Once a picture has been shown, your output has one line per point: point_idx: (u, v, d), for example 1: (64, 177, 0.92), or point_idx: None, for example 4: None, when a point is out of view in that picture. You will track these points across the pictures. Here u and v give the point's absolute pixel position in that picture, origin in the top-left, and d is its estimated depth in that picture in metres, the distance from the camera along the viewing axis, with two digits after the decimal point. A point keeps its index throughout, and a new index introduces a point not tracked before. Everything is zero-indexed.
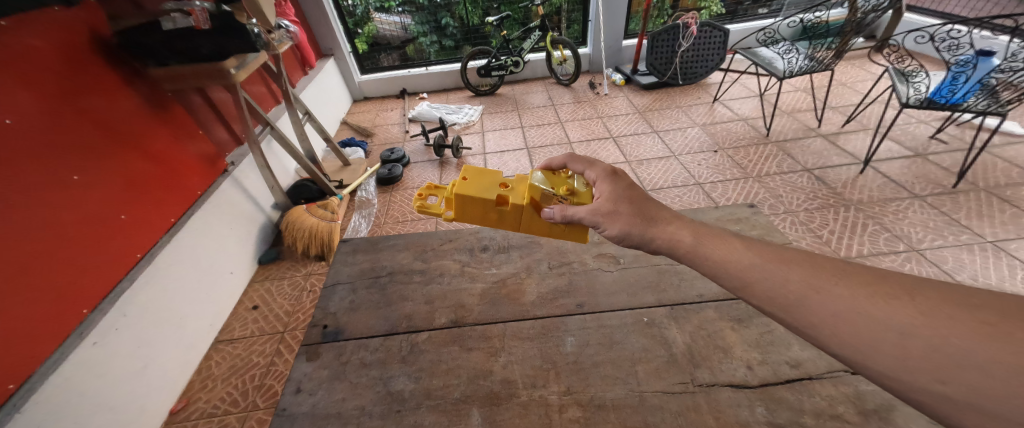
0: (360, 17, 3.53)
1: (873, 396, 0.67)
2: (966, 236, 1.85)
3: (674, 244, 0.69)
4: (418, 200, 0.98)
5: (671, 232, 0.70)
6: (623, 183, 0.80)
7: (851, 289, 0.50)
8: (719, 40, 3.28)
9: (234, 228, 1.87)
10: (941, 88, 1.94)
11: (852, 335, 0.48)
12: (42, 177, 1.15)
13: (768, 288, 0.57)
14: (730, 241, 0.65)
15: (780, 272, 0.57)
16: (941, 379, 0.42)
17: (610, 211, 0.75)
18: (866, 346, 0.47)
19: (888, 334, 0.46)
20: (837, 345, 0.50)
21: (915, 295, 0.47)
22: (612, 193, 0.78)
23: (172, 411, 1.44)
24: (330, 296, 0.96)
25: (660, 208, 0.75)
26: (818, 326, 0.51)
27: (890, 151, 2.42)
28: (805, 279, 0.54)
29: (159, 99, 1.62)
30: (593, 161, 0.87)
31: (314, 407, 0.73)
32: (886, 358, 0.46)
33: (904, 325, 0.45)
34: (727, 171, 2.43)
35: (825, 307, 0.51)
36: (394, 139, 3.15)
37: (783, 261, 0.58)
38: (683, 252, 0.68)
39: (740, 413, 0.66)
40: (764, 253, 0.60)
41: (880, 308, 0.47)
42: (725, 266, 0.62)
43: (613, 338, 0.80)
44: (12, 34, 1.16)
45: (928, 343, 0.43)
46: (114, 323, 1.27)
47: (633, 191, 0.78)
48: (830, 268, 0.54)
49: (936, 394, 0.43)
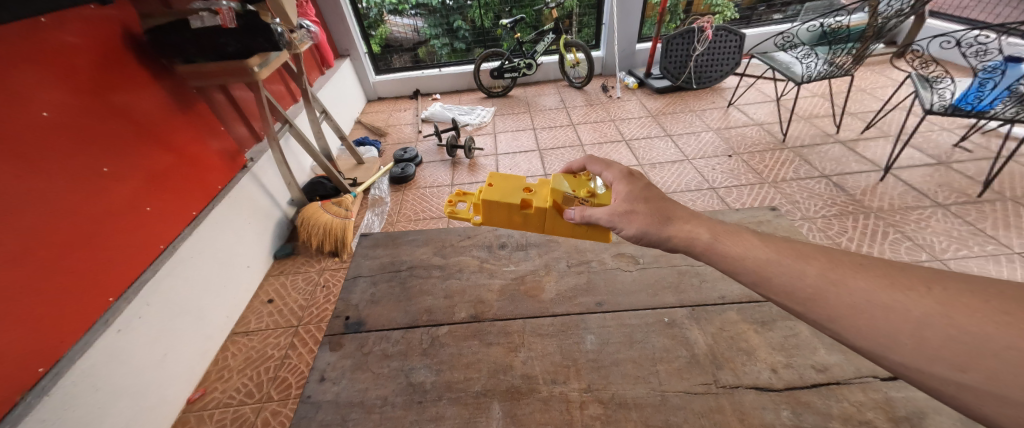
0: (374, 19, 3.59)
1: (904, 403, 0.66)
2: (992, 247, 1.80)
3: (690, 241, 0.68)
4: (448, 205, 1.00)
5: (688, 230, 0.69)
6: (640, 184, 0.79)
7: (870, 281, 0.51)
8: (735, 44, 3.24)
9: (252, 222, 1.91)
10: (966, 95, 1.87)
11: (871, 326, 0.48)
12: (75, 167, 1.19)
13: (785, 283, 0.56)
14: (747, 238, 0.64)
15: (797, 266, 0.56)
16: (960, 368, 0.43)
17: (627, 211, 0.74)
18: (884, 337, 0.48)
19: (905, 325, 0.47)
20: (856, 338, 0.49)
21: (932, 286, 0.48)
22: (629, 194, 0.77)
23: (190, 400, 1.46)
24: (352, 288, 0.98)
25: (678, 207, 0.74)
26: (837, 319, 0.51)
27: (912, 158, 2.37)
28: (823, 273, 0.54)
29: (185, 95, 1.66)
30: (611, 162, 0.86)
31: (338, 395, 0.74)
32: (906, 349, 0.46)
33: (922, 315, 0.46)
34: (742, 176, 2.39)
35: (844, 299, 0.51)
36: (407, 139, 3.18)
37: (801, 256, 0.57)
38: (700, 251, 0.67)
39: (765, 416, 0.65)
40: (782, 249, 0.60)
41: (898, 299, 0.48)
42: (742, 261, 0.61)
43: (634, 338, 0.80)
44: (49, 31, 1.21)
45: (945, 333, 0.44)
46: (137, 312, 1.30)
47: (651, 191, 0.77)
48: (847, 262, 0.54)
49: (956, 383, 0.43)
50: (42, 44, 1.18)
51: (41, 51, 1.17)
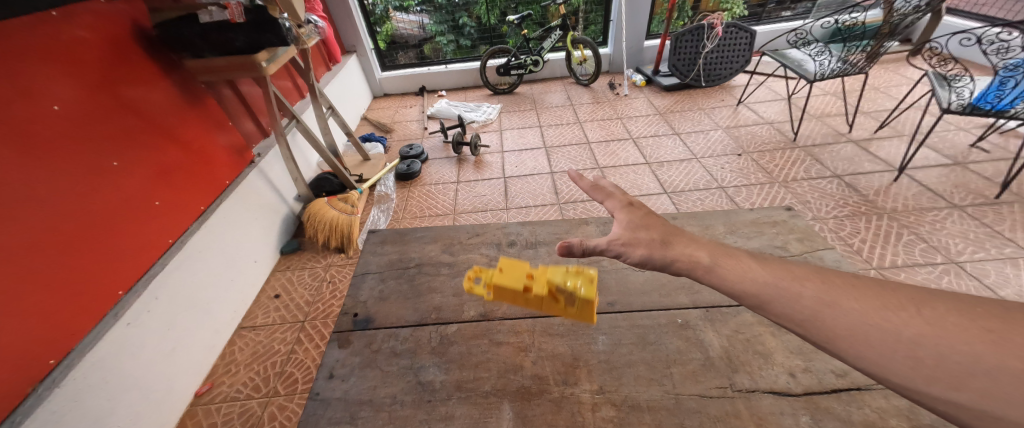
0: (379, 16, 3.56)
1: (927, 410, 0.63)
2: (1010, 249, 1.76)
3: (692, 264, 0.63)
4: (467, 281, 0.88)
5: (689, 253, 0.64)
6: (641, 214, 0.73)
7: (862, 302, 0.50)
8: (745, 41, 3.18)
9: (260, 218, 1.91)
10: (986, 94, 1.83)
11: (865, 348, 0.47)
12: (86, 161, 1.20)
13: (783, 307, 0.53)
14: (744, 261, 0.61)
15: (793, 289, 0.54)
16: (954, 387, 0.41)
17: (630, 240, 0.68)
18: (880, 358, 0.46)
19: (900, 345, 0.45)
20: (856, 358, 0.47)
21: (922, 308, 0.47)
22: (629, 222, 0.71)
23: (197, 394, 1.47)
24: (360, 285, 0.97)
25: (678, 233, 0.69)
26: (835, 340, 0.49)
27: (927, 158, 2.32)
28: (818, 295, 0.52)
29: (193, 90, 1.66)
30: (611, 193, 0.79)
31: (347, 393, 0.74)
32: (903, 369, 0.44)
33: (914, 336, 0.45)
34: (752, 175, 2.36)
35: (839, 320, 0.49)
36: (414, 135, 3.18)
37: (797, 278, 0.56)
38: (701, 275, 0.62)
39: (783, 421, 0.64)
40: (778, 270, 0.58)
41: (889, 320, 0.47)
42: (738, 285, 0.58)
43: (647, 338, 0.79)
44: (61, 25, 1.21)
45: (937, 353, 0.43)
46: (147, 305, 1.30)
47: (651, 220, 0.72)
48: (840, 283, 0.53)
49: (952, 403, 0.41)
50: (52, 37, 1.18)
51: (53, 45, 1.18)
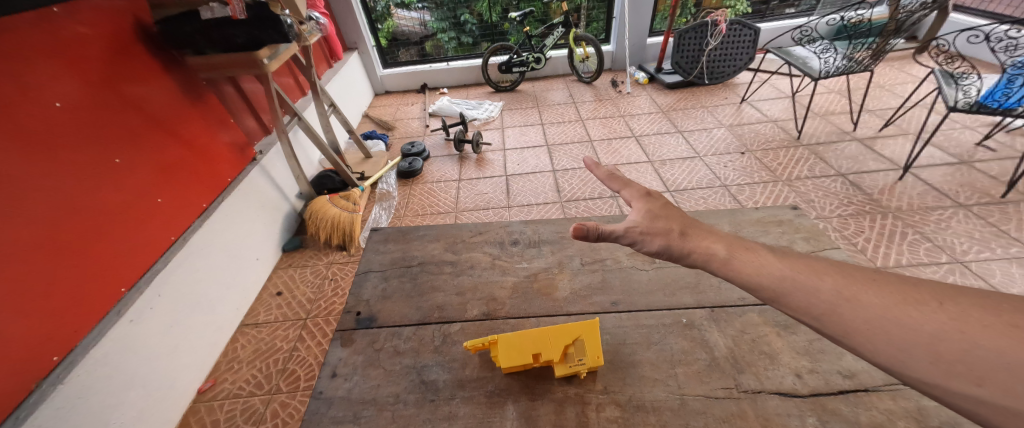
0: (381, 13, 3.54)
1: (937, 412, 0.63)
2: (1016, 248, 1.74)
3: (708, 256, 0.62)
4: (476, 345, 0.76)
5: (706, 246, 0.64)
6: (658, 204, 0.72)
7: (881, 297, 0.50)
8: (749, 38, 3.15)
9: (262, 216, 1.91)
10: (994, 91, 1.81)
11: (884, 341, 0.47)
12: (88, 158, 1.19)
13: (801, 299, 0.53)
14: (762, 255, 0.61)
15: (811, 282, 0.54)
16: (975, 382, 0.41)
17: (648, 229, 0.66)
18: (899, 352, 0.46)
19: (919, 340, 0.45)
20: (873, 354, 0.47)
21: (945, 302, 0.47)
22: (649, 212, 0.70)
23: (200, 390, 1.47)
24: (363, 283, 0.97)
25: (695, 224, 0.69)
26: (852, 334, 0.49)
27: (932, 157, 2.30)
28: (836, 288, 0.52)
29: (195, 86, 1.65)
30: (630, 181, 0.77)
31: (349, 392, 0.73)
32: (923, 364, 0.44)
33: (936, 330, 0.45)
34: (755, 173, 2.35)
35: (857, 314, 0.49)
36: (415, 132, 3.17)
37: (815, 271, 0.56)
38: (716, 267, 0.62)
39: (790, 423, 0.63)
40: (796, 264, 0.58)
41: (910, 314, 0.47)
42: (757, 278, 0.58)
43: (651, 339, 0.78)
44: (63, 21, 1.21)
45: (958, 348, 0.43)
46: (150, 302, 1.30)
47: (670, 210, 0.71)
48: (859, 277, 0.53)
49: (974, 398, 0.40)
50: (54, 33, 1.18)
51: (54, 41, 1.17)
